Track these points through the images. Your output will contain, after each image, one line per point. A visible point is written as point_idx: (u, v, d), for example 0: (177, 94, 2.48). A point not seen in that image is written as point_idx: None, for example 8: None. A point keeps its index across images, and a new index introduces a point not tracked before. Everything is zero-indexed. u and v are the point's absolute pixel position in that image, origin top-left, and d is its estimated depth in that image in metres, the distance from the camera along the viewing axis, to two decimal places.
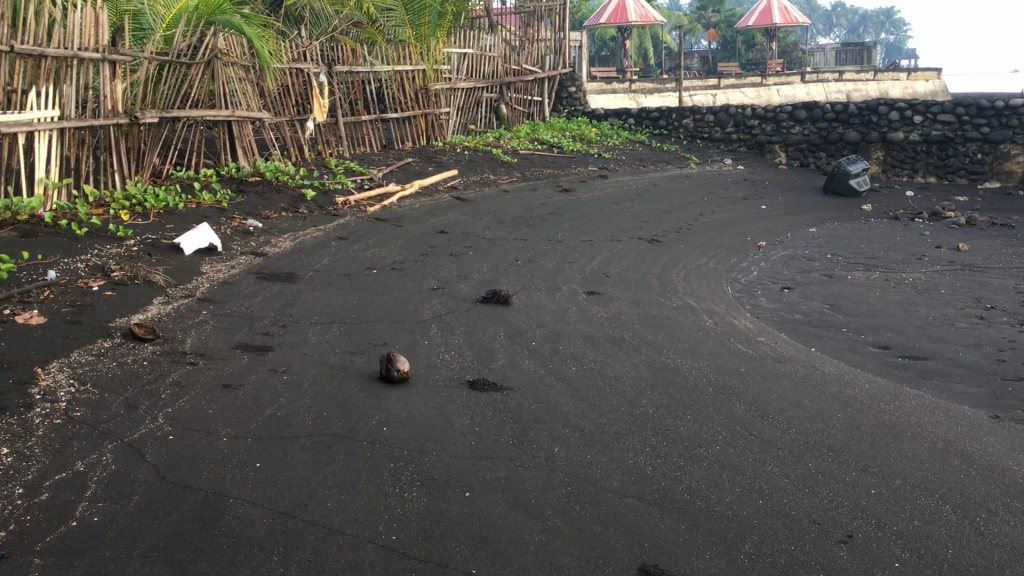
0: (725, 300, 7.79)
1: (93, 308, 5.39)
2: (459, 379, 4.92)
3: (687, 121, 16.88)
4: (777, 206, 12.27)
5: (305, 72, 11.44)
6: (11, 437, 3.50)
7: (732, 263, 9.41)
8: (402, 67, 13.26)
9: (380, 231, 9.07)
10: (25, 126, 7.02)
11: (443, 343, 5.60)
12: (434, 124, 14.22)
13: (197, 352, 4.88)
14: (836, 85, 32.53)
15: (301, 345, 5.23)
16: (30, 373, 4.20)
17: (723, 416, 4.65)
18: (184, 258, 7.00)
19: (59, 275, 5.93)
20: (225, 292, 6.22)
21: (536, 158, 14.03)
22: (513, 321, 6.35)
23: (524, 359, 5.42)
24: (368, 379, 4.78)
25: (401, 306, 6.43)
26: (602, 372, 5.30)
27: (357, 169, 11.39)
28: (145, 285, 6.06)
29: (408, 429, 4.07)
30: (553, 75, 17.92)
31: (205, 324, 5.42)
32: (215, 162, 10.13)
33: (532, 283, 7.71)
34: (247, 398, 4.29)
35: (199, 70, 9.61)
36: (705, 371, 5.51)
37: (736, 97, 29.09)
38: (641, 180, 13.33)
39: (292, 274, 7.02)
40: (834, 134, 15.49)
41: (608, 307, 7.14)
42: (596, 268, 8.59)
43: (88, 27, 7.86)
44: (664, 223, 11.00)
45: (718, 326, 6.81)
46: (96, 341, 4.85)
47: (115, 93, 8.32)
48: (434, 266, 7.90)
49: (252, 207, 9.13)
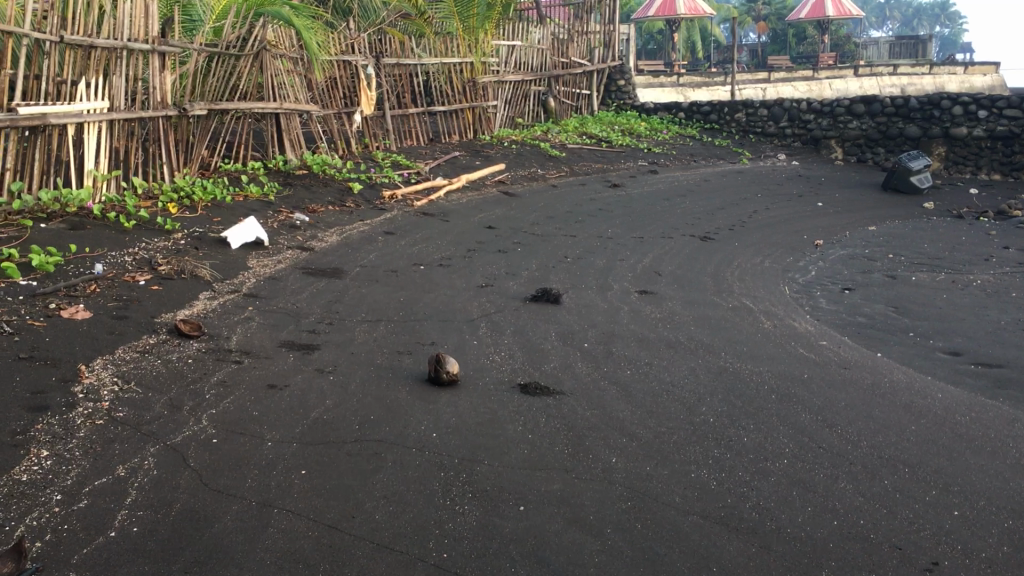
0: (783, 301, 7.51)
1: (138, 303, 5.30)
2: (510, 382, 4.73)
3: (740, 115, 16.53)
4: (834, 203, 11.89)
5: (352, 65, 11.35)
6: (51, 439, 3.40)
7: (788, 262, 9.11)
8: (449, 59, 13.11)
9: (427, 226, 8.93)
10: (75, 117, 6.96)
11: (493, 343, 5.43)
12: (482, 118, 14.06)
13: (242, 350, 4.76)
14: (892, 77, 31.74)
15: (348, 344, 5.09)
16: (74, 371, 4.10)
17: (788, 426, 4.41)
18: (231, 251, 6.91)
19: (106, 268, 5.86)
20: (271, 288, 6.11)
21: (585, 152, 13.79)
22: (565, 321, 6.16)
23: (577, 362, 5.23)
24: (416, 381, 4.61)
25: (449, 304, 6.27)
26: (659, 376, 5.09)
27: (403, 162, 11.26)
28: (191, 279, 5.97)
29: (458, 436, 3.90)
30: (602, 68, 17.66)
31: (251, 320, 5.30)
32: (262, 155, 10.06)
33: (583, 281, 7.50)
34: (292, 399, 4.15)
35: (248, 62, 9.53)
36: (767, 377, 5.27)
37: (787, 92, 28.49)
38: (692, 175, 13.03)
39: (338, 270, 6.89)
40: (893, 129, 15.02)
41: (662, 307, 6.91)
42: (648, 266, 8.35)
43: (137, 18, 7.78)
44: (716, 219, 10.71)
45: (777, 329, 6.54)
46: (141, 337, 4.75)
47: (164, 85, 8.26)
48: (482, 262, 7.73)
49: (299, 201, 9.03)
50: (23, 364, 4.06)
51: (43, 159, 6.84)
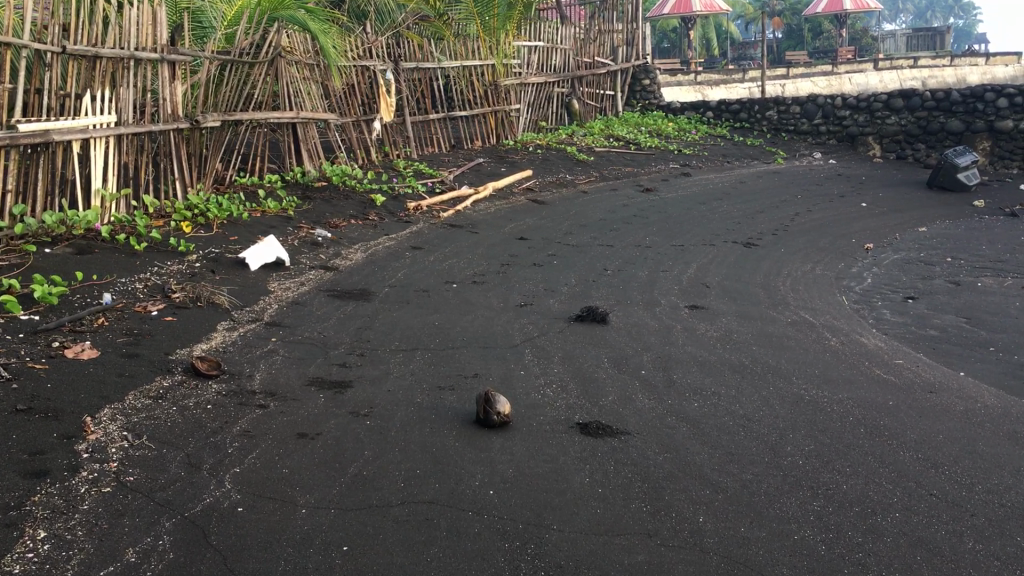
0: (844, 313, 6.95)
1: (151, 337, 4.81)
2: (567, 420, 4.21)
3: (771, 113, 15.98)
4: (879, 203, 11.31)
5: (371, 70, 10.86)
6: (50, 514, 2.92)
7: (840, 269, 8.54)
8: (469, 62, 12.63)
9: (456, 239, 8.42)
10: (79, 133, 6.51)
11: (542, 374, 4.91)
12: (505, 122, 13.56)
13: (266, 391, 4.26)
14: (914, 68, 31.09)
15: (383, 380, 4.59)
16: (78, 425, 3.62)
17: (889, 469, 3.86)
18: (250, 273, 6.43)
19: (115, 298, 5.39)
20: (295, 315, 5.62)
21: (613, 155, 13.26)
22: (616, 344, 5.63)
23: (637, 394, 4.69)
24: (464, 422, 4.10)
25: (488, 327, 5.75)
26: (730, 408, 4.55)
27: (426, 171, 10.77)
28: (207, 307, 5.49)
29: (519, 492, 3.38)
30: (627, 67, 17.12)
31: (275, 354, 4.81)
32: (279, 166, 9.60)
33: (628, 296, 6.97)
34: (325, 451, 3.64)
35: (262, 70, 9.05)
36: (850, 405, 4.71)
37: (806, 88, 27.79)
38: (727, 177, 12.48)
39: (365, 291, 6.39)
40: (934, 124, 14.42)
41: (716, 324, 6.37)
42: (694, 277, 7.81)
43: (144, 25, 7.32)
44: (758, 224, 10.15)
45: (846, 346, 5.98)
46: (154, 379, 4.26)
47: (175, 96, 7.79)
48: (519, 279, 7.21)
49: (320, 215, 8.55)
50: (21, 418, 3.58)
51: (47, 179, 6.39)
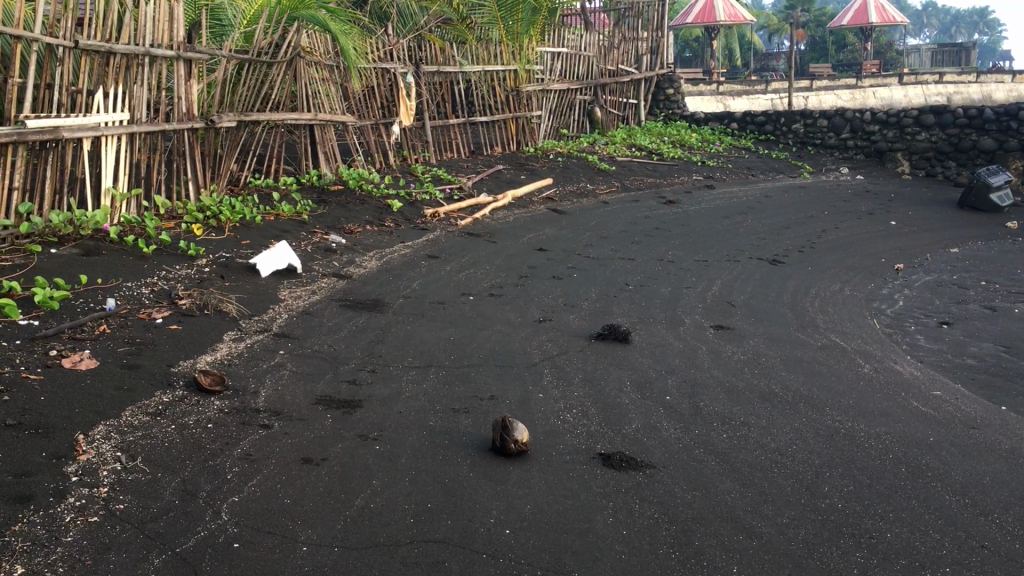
0: (876, 337, 6.68)
1: (154, 347, 4.60)
2: (589, 450, 3.97)
3: (797, 126, 15.70)
4: (909, 221, 11.01)
5: (391, 73, 10.65)
6: (31, 548, 2.71)
7: (870, 290, 8.26)
8: (491, 67, 12.42)
9: (474, 248, 8.19)
10: (90, 130, 6.30)
11: (562, 397, 4.67)
12: (526, 128, 13.34)
13: (271, 409, 4.03)
14: (940, 83, 30.68)
15: (395, 400, 4.36)
16: (69, 444, 3.40)
17: (934, 515, 3.60)
18: (261, 280, 6.22)
19: (119, 303, 5.18)
20: (305, 326, 5.40)
21: (635, 165, 13.01)
22: (639, 365, 5.39)
23: (662, 422, 4.43)
24: (479, 449, 3.86)
25: (506, 344, 5.52)
26: (761, 440, 4.30)
27: (445, 177, 10.55)
28: (214, 315, 5.27)
29: (537, 533, 3.15)
30: (650, 75, 16.86)
31: (282, 369, 4.58)
32: (295, 168, 9.39)
33: (651, 313, 6.72)
34: (331, 480, 3.41)
35: (281, 70, 8.85)
36: (888, 441, 4.44)
37: (829, 101, 27.42)
38: (752, 191, 12.21)
39: (379, 302, 6.17)
40: (966, 142, 14.16)
41: (744, 346, 6.10)
42: (719, 295, 7.55)
43: (161, 21, 7.11)
44: (784, 240, 9.87)
45: (880, 375, 5.71)
46: (153, 393, 4.04)
47: (190, 94, 7.60)
48: (538, 292, 6.98)
49: (335, 220, 8.33)
50: (9, 435, 3.37)
51: (56, 177, 6.19)
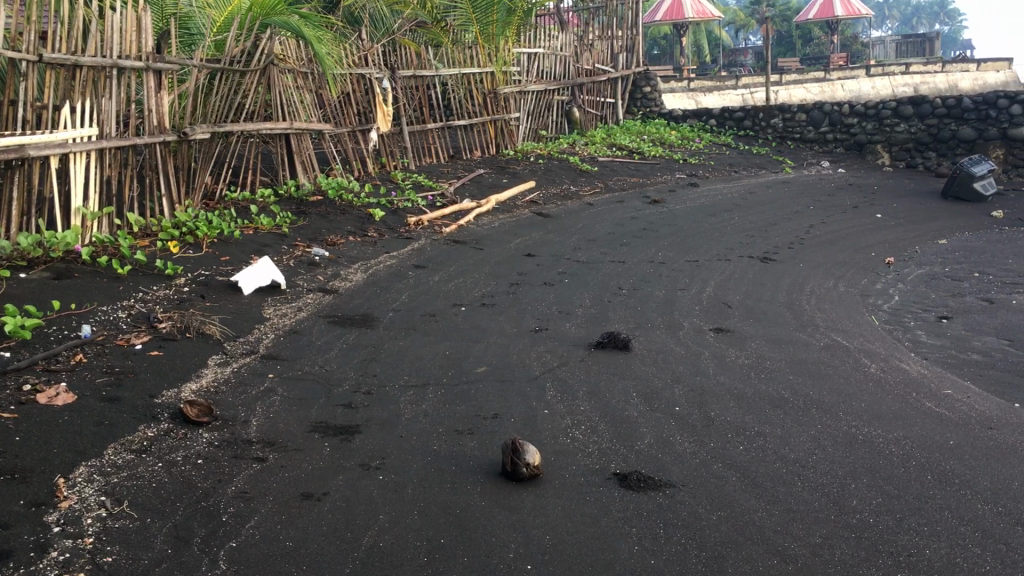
0: (878, 335, 6.52)
1: (135, 376, 4.34)
2: (603, 470, 3.76)
3: (775, 121, 15.69)
4: (895, 214, 10.91)
5: (366, 78, 10.40)
6: None
7: (864, 285, 8.12)
8: (468, 69, 12.20)
9: (461, 256, 7.97)
10: (59, 147, 6.02)
11: (568, 412, 4.47)
12: (505, 131, 13.14)
13: (264, 440, 3.80)
14: (908, 73, 30.86)
15: (395, 423, 4.13)
16: (48, 490, 3.15)
17: (971, 527, 3.43)
18: (243, 299, 5.96)
19: (95, 330, 4.92)
20: (292, 346, 5.15)
21: (616, 165, 12.85)
22: (643, 374, 5.19)
23: (675, 435, 4.23)
24: (488, 474, 3.65)
25: (504, 357, 5.30)
26: (780, 450, 4.11)
27: (425, 184, 10.32)
28: (197, 339, 5.02)
29: (559, 568, 2.95)
30: (627, 74, 16.71)
31: (272, 394, 4.35)
32: (271, 179, 9.13)
33: (648, 318, 6.53)
34: (335, 517, 3.19)
35: (254, 79, 8.58)
36: (910, 447, 4.27)
37: (799, 95, 27.41)
38: (736, 187, 12.07)
39: (368, 317, 5.93)
40: (946, 131, 14.07)
41: (746, 349, 5.92)
42: (713, 296, 7.37)
43: (129, 32, 6.83)
44: (772, 237, 9.73)
45: (888, 374, 5.54)
46: (138, 427, 3.79)
47: (161, 107, 7.32)
48: (530, 300, 6.77)
49: (316, 231, 8.07)
50: None
51: (23, 197, 5.91)
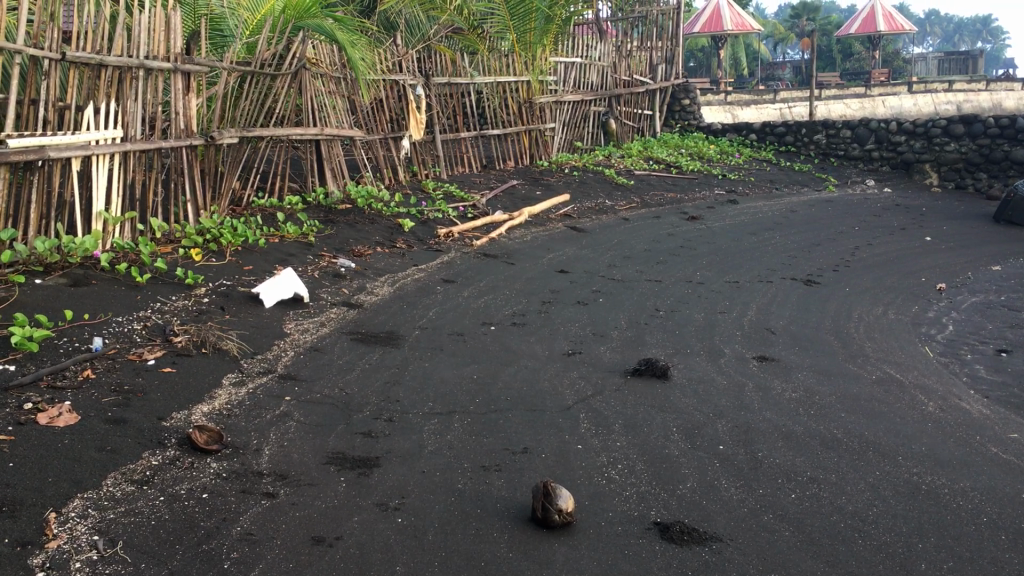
0: (933, 369, 6.14)
1: (144, 396, 4.08)
2: (642, 518, 3.44)
3: (819, 136, 15.29)
4: (945, 237, 10.49)
5: (400, 84, 10.15)
6: None
7: (915, 312, 7.73)
8: (503, 78, 11.92)
9: (492, 271, 7.68)
10: (80, 149, 5.79)
11: (604, 448, 4.15)
12: (540, 141, 12.86)
13: (275, 472, 3.52)
14: (952, 90, 30.21)
15: (417, 456, 3.84)
16: (37, 527, 2.90)
17: None
18: (265, 312, 5.71)
19: (107, 343, 4.67)
20: (312, 365, 4.88)
21: (654, 179, 12.51)
22: (684, 406, 4.86)
23: (720, 479, 3.90)
24: (516, 519, 3.34)
25: (536, 384, 4.99)
26: (836, 501, 3.77)
27: (457, 194, 10.05)
28: (213, 355, 4.76)
29: None
30: (666, 85, 16.37)
31: (287, 420, 4.07)
32: (300, 185, 8.90)
33: (687, 344, 6.19)
34: (347, 567, 2.91)
35: (285, 83, 8.35)
36: (979, 500, 3.91)
37: (838, 110, 26.84)
38: (777, 205, 11.70)
39: (393, 335, 5.65)
40: (998, 152, 13.62)
41: (793, 381, 5.57)
42: (756, 321, 7.02)
43: (157, 31, 6.59)
44: (816, 258, 9.34)
45: (948, 414, 5.16)
46: (142, 454, 3.53)
47: (188, 110, 7.09)
48: (564, 320, 6.46)
49: (343, 241, 7.82)
50: None
51: (41, 200, 5.69)
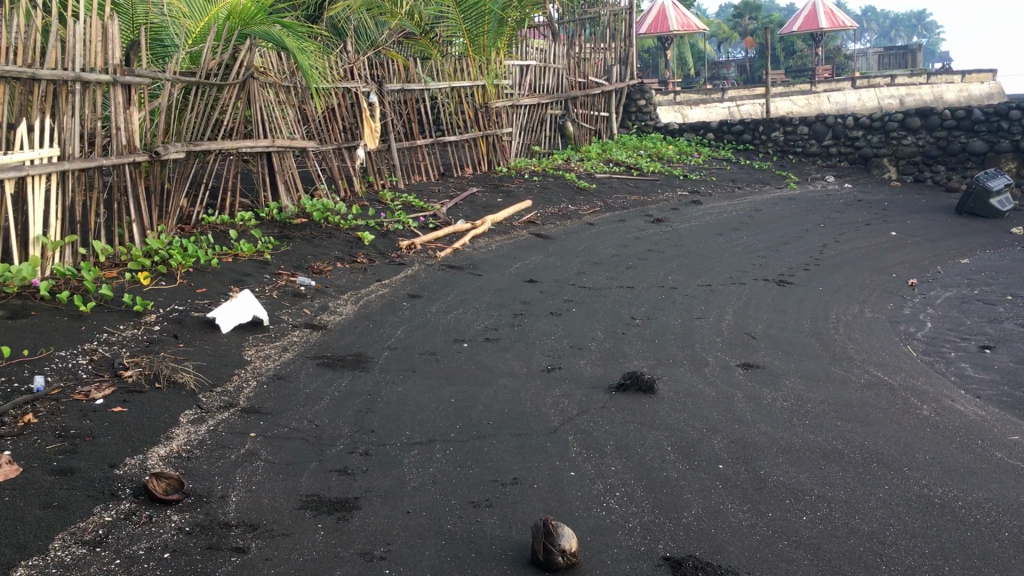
0: (921, 369, 5.97)
1: (94, 440, 3.70)
2: (650, 555, 3.17)
3: (777, 134, 15.24)
4: (910, 231, 10.42)
5: (352, 92, 9.79)
6: None
7: (892, 310, 7.58)
8: (459, 83, 11.61)
9: (458, 284, 7.37)
10: (13, 171, 5.37)
11: (599, 474, 3.86)
12: (497, 147, 12.58)
13: (244, 522, 3.18)
14: (896, 84, 30.58)
15: (400, 494, 3.52)
16: None
17: None
18: (222, 338, 5.34)
19: (50, 381, 4.27)
20: (277, 395, 4.53)
21: (615, 182, 12.31)
22: (675, 421, 4.60)
23: (725, 502, 3.65)
24: (516, 562, 3.05)
25: (517, 405, 4.70)
26: (851, 522, 3.53)
27: (416, 204, 9.73)
28: (168, 389, 4.39)
29: None
30: (622, 86, 16.22)
31: (255, 459, 3.73)
32: (252, 200, 8.50)
33: (669, 353, 5.94)
34: None
35: (233, 93, 7.95)
36: (997, 512, 3.70)
37: (786, 107, 26.94)
38: (741, 204, 11.56)
39: (361, 357, 5.31)
40: (955, 144, 13.67)
41: (782, 388, 5.35)
42: (734, 325, 6.80)
43: (94, 42, 6.16)
44: (786, 257, 9.19)
45: (945, 418, 4.97)
46: (94, 508, 3.17)
47: (130, 124, 6.67)
48: (538, 333, 6.17)
49: (301, 258, 7.45)
50: None
51: None
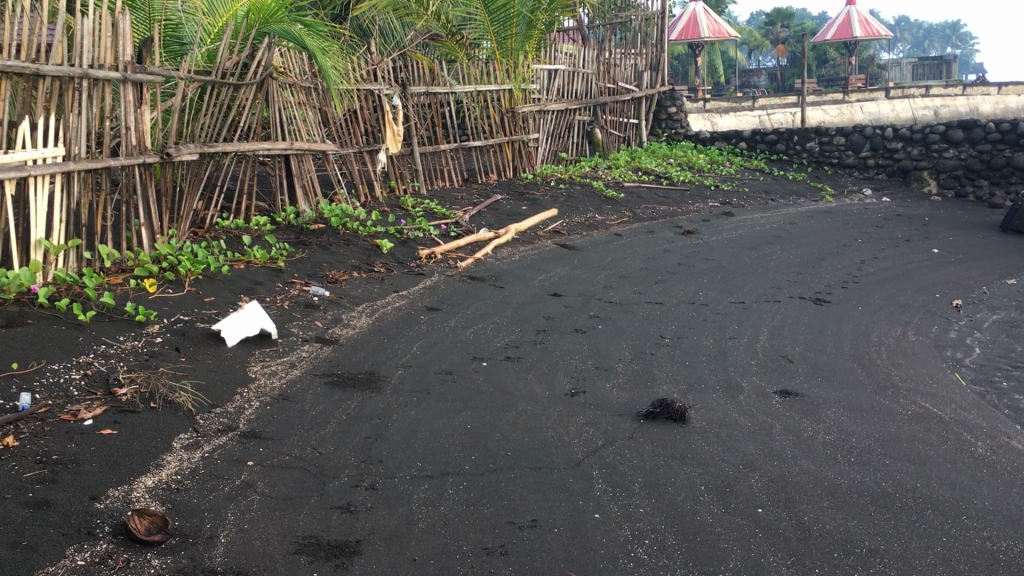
0: (972, 400, 5.57)
1: (77, 467, 3.40)
2: None
3: (812, 144, 14.79)
4: (953, 248, 9.99)
5: (375, 94, 9.49)
6: None
7: (936, 333, 7.17)
8: (485, 86, 11.28)
9: (479, 296, 7.04)
10: (13, 171, 5.09)
11: (625, 517, 3.52)
12: (523, 153, 12.23)
13: (231, 570, 2.88)
14: (930, 95, 29.93)
15: (406, 538, 3.19)
16: None
17: None
18: (228, 353, 5.03)
19: (37, 399, 3.98)
20: (280, 418, 4.22)
21: (644, 191, 11.93)
22: (710, 456, 4.24)
23: (766, 555, 3.29)
24: None
25: (538, 433, 4.35)
26: None
27: (438, 211, 9.41)
28: (164, 409, 4.08)
29: None
30: (652, 92, 15.83)
31: (250, 493, 3.41)
32: (269, 204, 8.22)
33: (701, 377, 5.57)
34: None
35: (250, 93, 7.67)
36: None
37: (817, 117, 26.39)
38: (775, 217, 11.16)
39: (372, 376, 4.99)
40: (999, 159, 13.27)
41: (824, 419, 4.97)
42: (770, 347, 6.42)
43: (103, 38, 5.87)
44: (822, 274, 8.78)
45: (1002, 457, 4.58)
46: (69, 550, 2.87)
47: (141, 124, 6.39)
48: (562, 352, 5.83)
49: (316, 266, 7.15)
50: None
51: None
